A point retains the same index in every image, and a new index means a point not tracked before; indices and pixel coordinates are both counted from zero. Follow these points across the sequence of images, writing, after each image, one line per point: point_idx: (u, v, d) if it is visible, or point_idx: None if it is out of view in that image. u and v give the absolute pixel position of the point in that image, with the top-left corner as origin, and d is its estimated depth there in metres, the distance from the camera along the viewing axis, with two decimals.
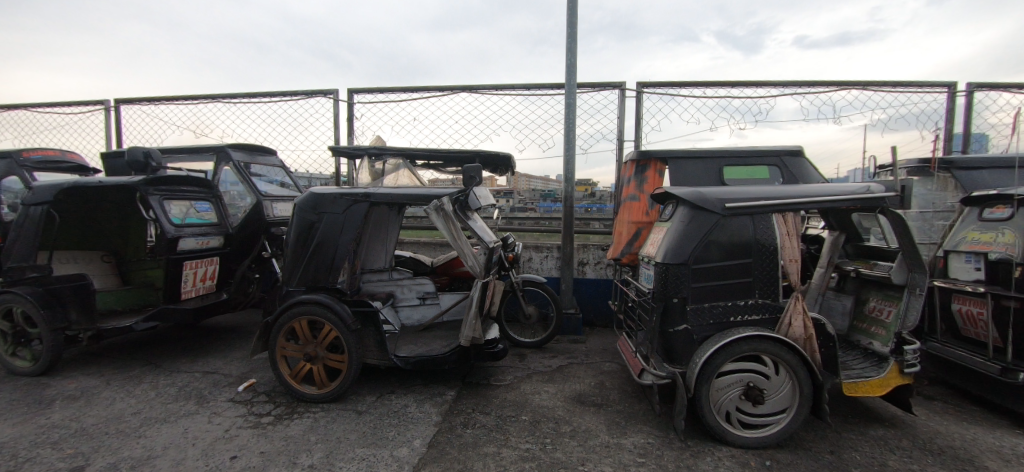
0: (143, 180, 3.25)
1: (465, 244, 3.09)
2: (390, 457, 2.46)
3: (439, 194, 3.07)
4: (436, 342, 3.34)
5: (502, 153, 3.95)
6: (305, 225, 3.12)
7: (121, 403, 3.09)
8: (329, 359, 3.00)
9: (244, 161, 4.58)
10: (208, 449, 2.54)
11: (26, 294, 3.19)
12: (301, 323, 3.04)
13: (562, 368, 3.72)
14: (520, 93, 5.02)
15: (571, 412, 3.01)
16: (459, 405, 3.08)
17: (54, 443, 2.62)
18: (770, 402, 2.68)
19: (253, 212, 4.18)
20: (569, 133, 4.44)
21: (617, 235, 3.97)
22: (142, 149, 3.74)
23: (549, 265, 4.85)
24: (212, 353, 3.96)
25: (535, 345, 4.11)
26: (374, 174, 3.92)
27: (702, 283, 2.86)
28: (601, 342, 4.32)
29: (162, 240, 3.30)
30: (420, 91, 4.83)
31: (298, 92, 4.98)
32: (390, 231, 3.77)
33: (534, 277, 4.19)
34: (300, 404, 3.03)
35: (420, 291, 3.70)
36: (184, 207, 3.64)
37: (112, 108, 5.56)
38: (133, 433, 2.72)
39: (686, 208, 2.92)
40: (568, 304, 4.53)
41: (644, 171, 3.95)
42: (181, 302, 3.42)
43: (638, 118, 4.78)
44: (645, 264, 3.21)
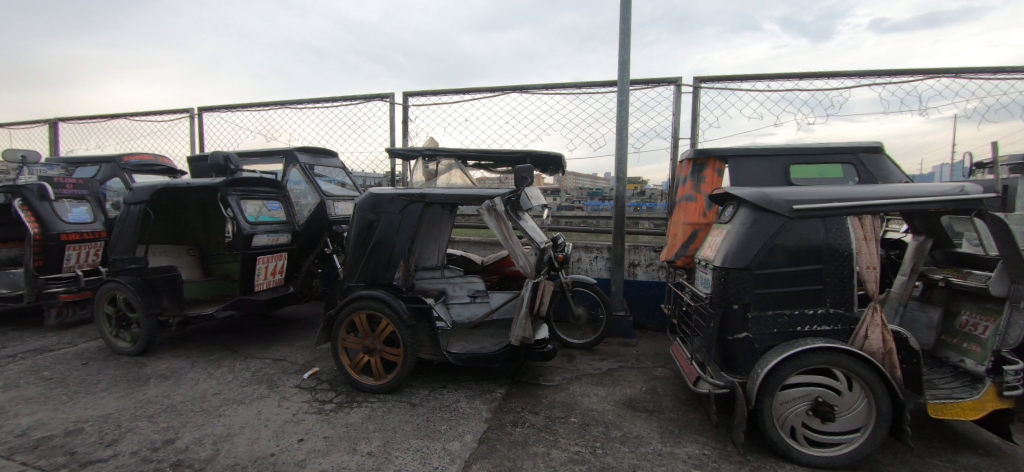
0: (223, 182, 3.55)
1: (517, 244, 3.11)
2: (443, 450, 2.53)
3: (491, 195, 3.10)
4: (487, 340, 3.40)
5: (552, 153, 3.93)
6: (365, 224, 3.28)
7: (203, 383, 3.40)
8: (386, 352, 3.13)
9: (309, 163, 4.88)
10: (279, 430, 2.75)
11: (128, 283, 3.58)
12: (360, 317, 3.19)
13: (612, 372, 3.65)
14: (571, 91, 4.96)
15: (621, 417, 2.95)
16: (509, 403, 3.11)
17: (150, 416, 2.93)
18: (842, 420, 2.48)
19: (317, 211, 4.44)
20: (622, 132, 4.34)
21: (671, 236, 3.82)
22: (223, 153, 4.03)
23: (598, 266, 4.78)
24: (280, 342, 4.27)
25: (584, 347, 4.07)
26: (428, 174, 4.02)
27: (768, 290, 2.69)
28: (653, 347, 4.20)
29: (238, 236, 3.59)
30: (471, 92, 4.90)
31: (357, 96, 5.23)
32: (443, 230, 3.87)
33: (584, 278, 4.15)
34: (358, 394, 3.19)
35: (471, 289, 3.77)
36: (258, 205, 3.93)
37: (196, 116, 6.11)
38: (215, 412, 2.99)
39: (749, 210, 2.76)
40: (618, 306, 4.45)
41: (701, 170, 3.78)
42: (255, 293, 3.71)
43: (695, 114, 4.58)
44: (702, 268, 3.09)
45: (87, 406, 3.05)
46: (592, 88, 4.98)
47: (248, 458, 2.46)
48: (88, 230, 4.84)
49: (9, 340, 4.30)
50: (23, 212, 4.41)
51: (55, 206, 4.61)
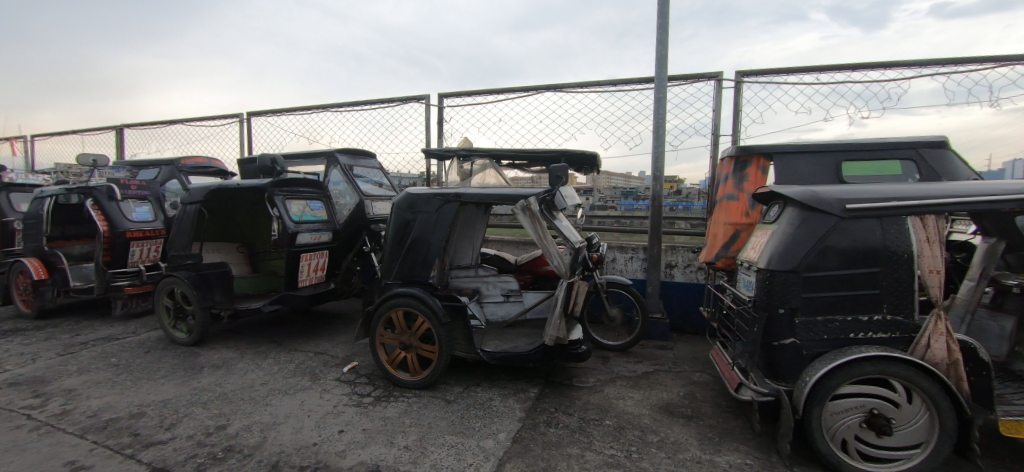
0: (270, 183, 3.73)
1: (551, 244, 3.10)
2: (477, 447, 2.55)
3: (526, 194, 3.10)
4: (521, 339, 3.40)
5: (587, 152, 3.88)
6: (403, 223, 3.36)
7: (251, 373, 3.58)
8: (422, 349, 3.20)
9: (349, 164, 5.05)
10: (321, 421, 2.85)
11: (184, 277, 3.83)
12: (397, 314, 3.27)
13: (648, 375, 3.57)
14: (606, 89, 4.88)
15: (658, 422, 2.88)
16: (542, 403, 3.10)
17: (204, 403, 3.12)
18: (900, 435, 2.32)
19: (356, 211, 4.59)
20: (659, 129, 4.23)
21: (711, 237, 3.68)
22: (270, 155, 4.26)
23: (634, 266, 4.68)
24: (321, 336, 4.44)
25: (619, 348, 4.00)
26: (462, 174, 4.06)
27: (819, 294, 2.54)
28: (691, 351, 4.07)
29: (284, 234, 3.76)
30: (505, 92, 4.92)
31: (394, 99, 5.36)
32: (478, 229, 3.91)
33: (619, 279, 4.07)
34: (395, 389, 3.27)
35: (505, 288, 3.77)
36: (301, 205, 4.10)
37: (245, 120, 6.45)
38: (262, 401, 3.14)
39: (797, 209, 2.63)
40: (654, 308, 4.35)
41: (744, 168, 3.62)
42: (298, 289, 3.88)
43: (737, 110, 4.40)
44: (745, 270, 2.96)
45: (150, 391, 3.28)
46: (628, 85, 4.88)
47: (292, 447, 2.57)
48: (150, 228, 5.20)
49: (83, 328, 4.69)
50: (94, 211, 4.80)
51: (122, 205, 4.99)
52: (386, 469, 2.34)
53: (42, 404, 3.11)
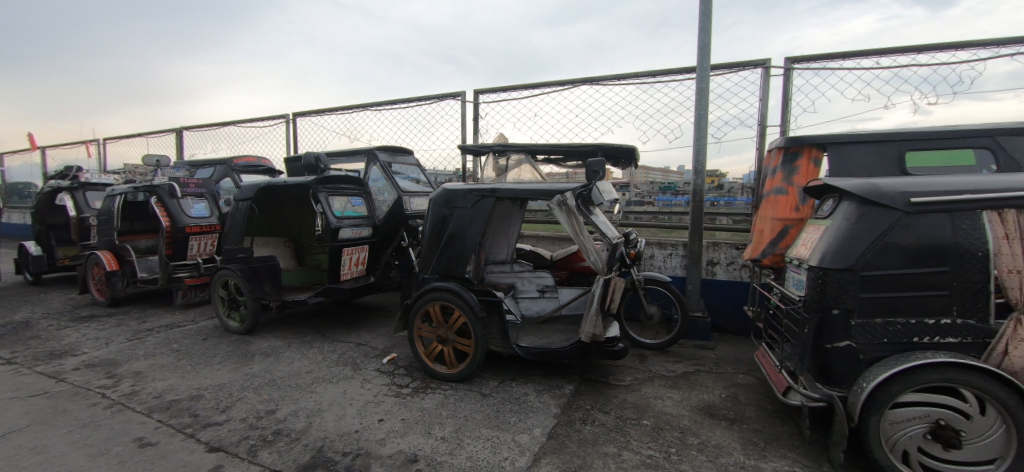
0: (315, 180, 3.89)
1: (588, 239, 3.06)
2: (513, 441, 2.57)
3: (562, 189, 3.07)
4: (557, 335, 3.39)
5: (625, 145, 3.79)
6: (439, 219, 3.41)
7: (298, 362, 3.76)
8: (458, 343, 3.25)
9: (388, 161, 5.18)
10: (362, 409, 2.96)
11: (238, 270, 4.06)
12: (434, 307, 3.33)
13: (687, 375, 3.46)
14: (644, 80, 4.75)
15: (698, 423, 2.79)
16: (578, 400, 3.07)
17: (255, 388, 3.30)
18: (969, 449, 2.13)
19: (395, 207, 4.71)
20: (701, 121, 4.07)
21: (757, 233, 3.49)
22: (314, 153, 4.45)
23: (673, 263, 4.54)
24: (362, 328, 4.59)
25: (657, 347, 3.90)
26: (498, 170, 4.07)
27: (879, 294, 2.37)
28: (734, 352, 3.91)
29: (327, 230, 3.91)
30: (540, 87, 4.89)
31: (430, 96, 5.45)
32: (513, 224, 3.90)
33: (657, 275, 3.96)
34: (432, 381, 3.34)
35: (540, 284, 3.79)
36: (343, 201, 4.25)
37: (290, 121, 6.76)
38: (308, 388, 3.29)
39: (854, 203, 2.46)
40: (694, 306, 4.21)
41: (794, 160, 3.43)
42: (340, 282, 4.03)
43: (786, 99, 4.17)
44: (795, 268, 2.80)
45: (207, 376, 3.51)
46: (667, 75, 4.72)
47: (336, 433, 2.68)
48: (207, 223, 5.55)
49: (149, 316, 5.09)
50: (158, 208, 5.19)
51: (182, 202, 5.36)
52: (424, 458, 2.39)
53: (115, 384, 3.40)
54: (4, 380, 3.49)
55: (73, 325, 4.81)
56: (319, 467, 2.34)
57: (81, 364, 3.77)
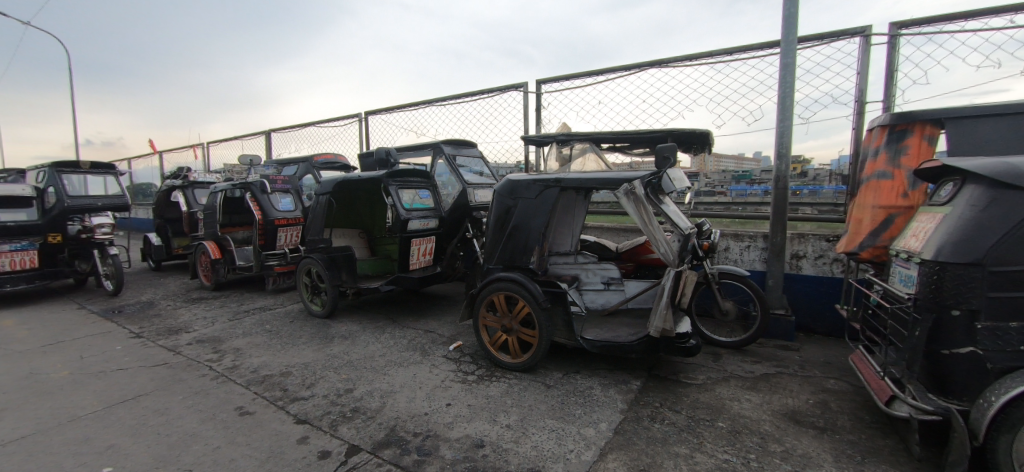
0: (385, 174, 4.10)
1: (658, 230, 2.92)
2: (578, 434, 2.52)
3: (630, 178, 2.97)
4: (623, 329, 3.29)
5: (699, 130, 3.56)
6: (504, 210, 3.43)
7: (372, 346, 4.00)
8: (522, 333, 3.27)
9: (452, 154, 5.32)
10: (431, 393, 3.08)
11: (319, 258, 4.40)
12: (499, 297, 3.37)
13: (768, 377, 3.19)
14: (718, 59, 4.43)
15: (782, 430, 2.55)
16: (646, 396, 2.95)
17: (335, 368, 3.56)
18: None
19: (460, 199, 4.81)
20: (786, 99, 3.72)
21: (854, 222, 3.06)
22: (385, 149, 4.69)
23: (751, 256, 4.20)
24: (429, 316, 4.78)
25: (733, 346, 3.65)
26: (561, 160, 4.01)
27: (1016, 293, 2.00)
28: (823, 354, 3.55)
29: (397, 221, 4.11)
30: (604, 73, 4.73)
31: (493, 89, 5.49)
32: (577, 215, 3.82)
33: (734, 269, 3.65)
34: (497, 369, 3.39)
35: (606, 276, 3.68)
36: (411, 194, 4.43)
37: (362, 120, 7.18)
38: (381, 371, 3.49)
39: (981, 186, 2.10)
40: (776, 303, 3.88)
41: (902, 138, 2.97)
42: (410, 271, 4.22)
43: (890, 70, 3.68)
44: (902, 263, 2.46)
45: (293, 355, 3.85)
46: (745, 52, 4.35)
47: (407, 414, 2.81)
48: (292, 216, 6.06)
49: (246, 299, 5.69)
50: (252, 202, 5.77)
51: (271, 198, 5.91)
52: (490, 444, 2.43)
53: (220, 358, 3.84)
54: (136, 351, 4.09)
55: (186, 306, 5.51)
56: (392, 445, 2.46)
57: (193, 340, 4.31)
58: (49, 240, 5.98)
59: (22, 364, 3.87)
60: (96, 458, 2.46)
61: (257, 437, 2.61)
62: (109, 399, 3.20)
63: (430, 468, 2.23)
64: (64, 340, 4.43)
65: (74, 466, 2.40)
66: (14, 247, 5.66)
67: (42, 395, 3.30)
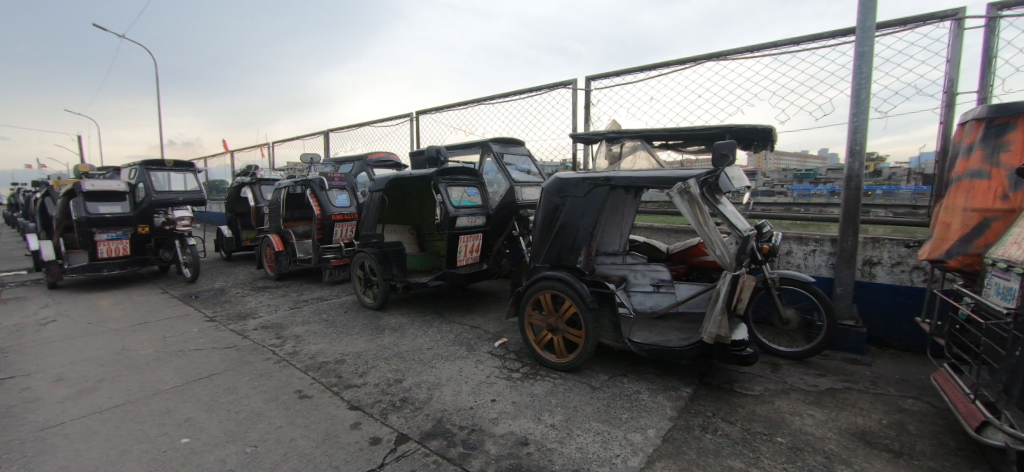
0: (436, 171, 4.21)
1: (714, 231, 2.79)
2: (624, 439, 2.46)
3: (684, 177, 2.85)
4: (673, 333, 3.18)
5: (761, 125, 3.35)
6: (552, 208, 3.41)
7: (420, 338, 4.13)
8: (568, 333, 3.24)
9: (500, 152, 5.37)
10: (477, 388, 3.12)
11: (372, 252, 4.61)
12: (545, 296, 3.35)
13: (834, 392, 2.96)
14: (784, 50, 4.15)
15: (852, 450, 2.35)
16: (697, 405, 2.83)
17: (386, 358, 3.71)
18: None
19: (507, 197, 4.84)
20: (861, 92, 3.42)
21: (942, 227, 2.74)
22: (435, 147, 4.81)
23: (817, 261, 3.91)
24: (475, 312, 4.86)
25: (794, 356, 3.43)
26: (611, 158, 3.94)
27: None
28: (900, 370, 3.24)
29: (446, 218, 4.20)
30: (657, 68, 4.58)
31: (541, 87, 5.48)
32: (627, 215, 3.73)
33: (797, 274, 3.40)
34: (542, 368, 3.38)
35: (655, 278, 3.57)
36: (460, 192, 4.51)
37: (412, 119, 7.40)
38: (429, 363, 3.59)
39: None
40: (845, 313, 3.60)
41: (1003, 132, 2.58)
42: (457, 267, 4.31)
43: (988, 56, 3.28)
44: (1000, 272, 2.19)
45: (347, 344, 4.05)
46: (815, 41, 4.04)
47: (453, 407, 2.87)
48: (347, 212, 6.38)
49: (305, 290, 6.06)
50: (312, 199, 6.13)
51: (329, 194, 6.25)
52: (535, 443, 2.43)
53: (282, 344, 4.12)
54: (210, 333, 4.47)
55: (252, 293, 5.95)
56: (439, 436, 2.53)
57: (259, 325, 4.66)
58: (139, 230, 6.68)
59: (116, 341, 4.34)
60: (176, 428, 2.72)
61: (314, 420, 2.77)
62: (187, 376, 3.52)
63: (475, 462, 2.27)
64: (150, 321, 4.94)
65: (157, 434, 2.66)
66: (110, 236, 6.40)
67: (132, 369, 3.69)
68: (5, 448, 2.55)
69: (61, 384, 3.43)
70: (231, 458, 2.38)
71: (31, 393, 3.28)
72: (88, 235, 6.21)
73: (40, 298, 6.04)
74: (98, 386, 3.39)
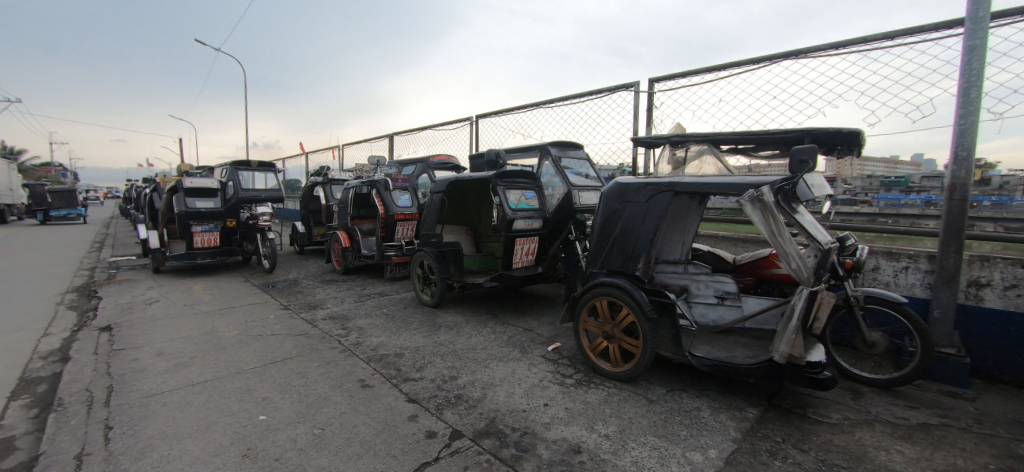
0: (495, 174, 4.30)
1: (790, 242, 2.60)
2: (683, 457, 2.36)
3: (757, 183, 2.68)
4: (738, 350, 3.01)
5: (847, 129, 3.08)
6: (611, 213, 3.35)
7: (475, 338, 4.22)
8: (625, 342, 3.17)
9: (559, 155, 5.37)
10: (530, 391, 3.14)
11: (431, 251, 4.79)
12: (602, 303, 3.30)
13: (929, 428, 2.64)
14: (875, 46, 3.77)
15: None
16: (764, 428, 2.65)
17: (442, 355, 3.83)
18: None
19: (565, 200, 4.80)
20: (971, 90, 3.02)
21: None
22: (494, 150, 4.91)
23: (910, 280, 3.51)
24: (529, 314, 4.89)
25: (877, 384, 3.12)
26: (675, 162, 3.81)
27: None
28: (1014, 410, 2.82)
29: (503, 221, 4.28)
30: (728, 68, 4.34)
31: (601, 90, 5.39)
32: (691, 222, 3.55)
33: (885, 293, 3.06)
34: (596, 376, 3.33)
35: (720, 289, 3.39)
36: (518, 195, 4.56)
37: (471, 123, 7.59)
38: (483, 363, 3.66)
39: None
40: (942, 339, 3.21)
41: None
42: (513, 269, 4.37)
43: None
44: None
45: (406, 338, 4.23)
46: (913, 35, 3.63)
47: (506, 408, 2.90)
48: (409, 212, 6.68)
49: (368, 284, 6.42)
50: (377, 198, 6.49)
51: (392, 195, 6.59)
52: (588, 452, 2.40)
53: (347, 334, 4.39)
54: (284, 321, 4.86)
55: (322, 286, 6.40)
56: (492, 436, 2.57)
57: (327, 316, 5.00)
58: (227, 224, 7.39)
59: (207, 322, 4.86)
60: (254, 406, 2.98)
61: (375, 409, 2.93)
62: (265, 358, 3.86)
63: (527, 465, 2.28)
64: (234, 306, 5.47)
65: (239, 410, 2.94)
66: (204, 228, 7.16)
67: (219, 348, 4.11)
68: (117, 410, 2.93)
69: (161, 358, 3.89)
70: (301, 438, 2.56)
71: (138, 364, 3.76)
72: (187, 227, 7.00)
73: (146, 281, 6.89)
74: (191, 362, 3.80)
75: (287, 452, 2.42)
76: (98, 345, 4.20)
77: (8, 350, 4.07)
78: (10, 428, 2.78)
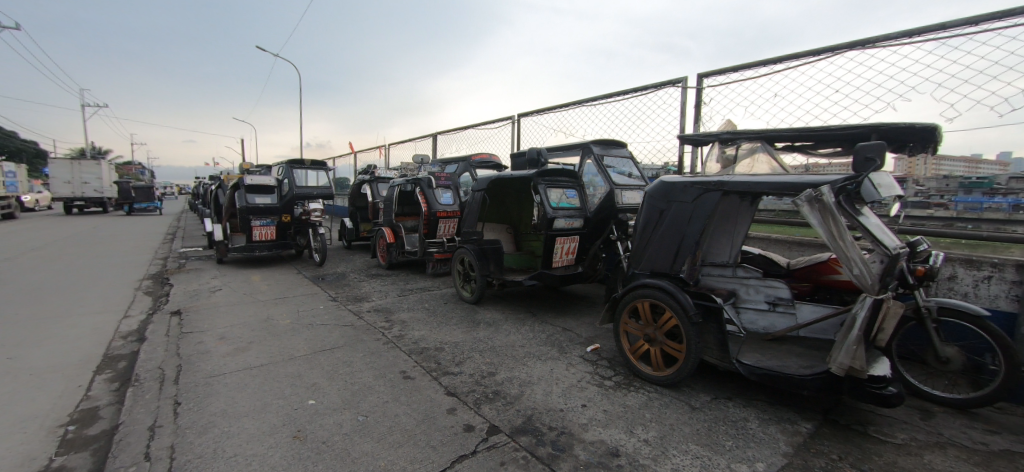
0: (536, 173, 4.31)
1: (852, 246, 2.43)
2: (728, 468, 2.27)
3: (816, 183, 2.52)
4: (791, 359, 2.85)
5: (921, 124, 2.83)
6: (655, 213, 3.27)
7: (513, 335, 4.25)
8: (668, 346, 3.08)
9: (601, 154, 5.29)
10: (568, 391, 3.13)
11: (471, 248, 4.87)
12: (644, 304, 3.23)
13: (1014, 456, 2.37)
14: (956, 32, 3.43)
15: None
16: (818, 444, 2.49)
17: (480, 351, 3.89)
18: None
19: (607, 200, 4.72)
20: None
21: None
22: (536, 149, 4.91)
23: (993, 291, 3.17)
24: (567, 314, 4.86)
25: (951, 404, 2.86)
26: (725, 161, 3.65)
27: None
28: None
29: (544, 219, 4.28)
30: (784, 61, 4.11)
31: (646, 86, 5.26)
32: (741, 224, 3.35)
33: (964, 306, 2.77)
34: (636, 379, 3.27)
35: (771, 295, 3.25)
36: (559, 193, 4.54)
37: (513, 122, 7.64)
38: (521, 360, 3.68)
39: None
40: None
41: None
42: (553, 268, 4.37)
43: None
44: None
45: (446, 333, 4.34)
46: (1003, 19, 3.27)
47: (543, 407, 2.91)
48: (451, 210, 6.82)
49: (411, 279, 6.62)
50: (421, 196, 6.68)
51: (435, 193, 6.76)
52: (626, 456, 2.36)
53: (390, 327, 4.55)
54: (332, 312, 5.12)
55: (367, 280, 6.68)
56: (529, 434, 2.58)
57: (371, 308, 5.22)
58: (282, 218, 7.88)
59: (263, 310, 5.20)
60: (304, 391, 3.17)
61: (415, 399, 3.03)
62: (314, 346, 4.08)
63: (564, 464, 2.27)
64: (287, 296, 5.82)
65: (291, 393, 3.13)
66: (262, 223, 7.68)
67: (274, 335, 4.39)
68: (185, 388, 3.21)
69: (224, 342, 4.21)
70: (347, 423, 2.69)
71: (204, 347, 4.09)
72: (247, 221, 7.53)
73: (211, 271, 7.48)
74: (249, 347, 4.09)
75: (333, 436, 2.54)
76: (170, 328, 4.61)
77: (95, 329, 4.55)
78: (96, 399, 3.12)
